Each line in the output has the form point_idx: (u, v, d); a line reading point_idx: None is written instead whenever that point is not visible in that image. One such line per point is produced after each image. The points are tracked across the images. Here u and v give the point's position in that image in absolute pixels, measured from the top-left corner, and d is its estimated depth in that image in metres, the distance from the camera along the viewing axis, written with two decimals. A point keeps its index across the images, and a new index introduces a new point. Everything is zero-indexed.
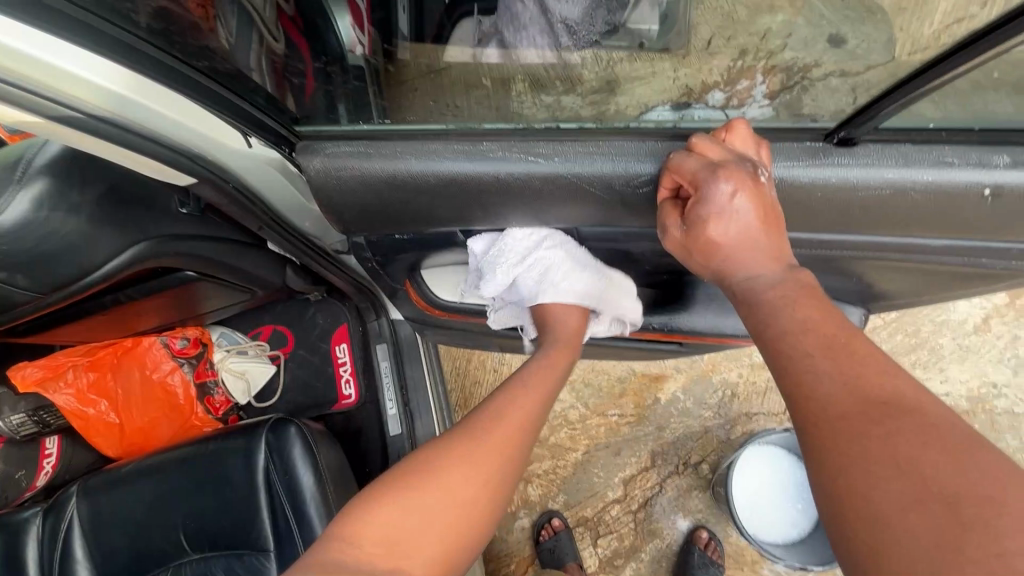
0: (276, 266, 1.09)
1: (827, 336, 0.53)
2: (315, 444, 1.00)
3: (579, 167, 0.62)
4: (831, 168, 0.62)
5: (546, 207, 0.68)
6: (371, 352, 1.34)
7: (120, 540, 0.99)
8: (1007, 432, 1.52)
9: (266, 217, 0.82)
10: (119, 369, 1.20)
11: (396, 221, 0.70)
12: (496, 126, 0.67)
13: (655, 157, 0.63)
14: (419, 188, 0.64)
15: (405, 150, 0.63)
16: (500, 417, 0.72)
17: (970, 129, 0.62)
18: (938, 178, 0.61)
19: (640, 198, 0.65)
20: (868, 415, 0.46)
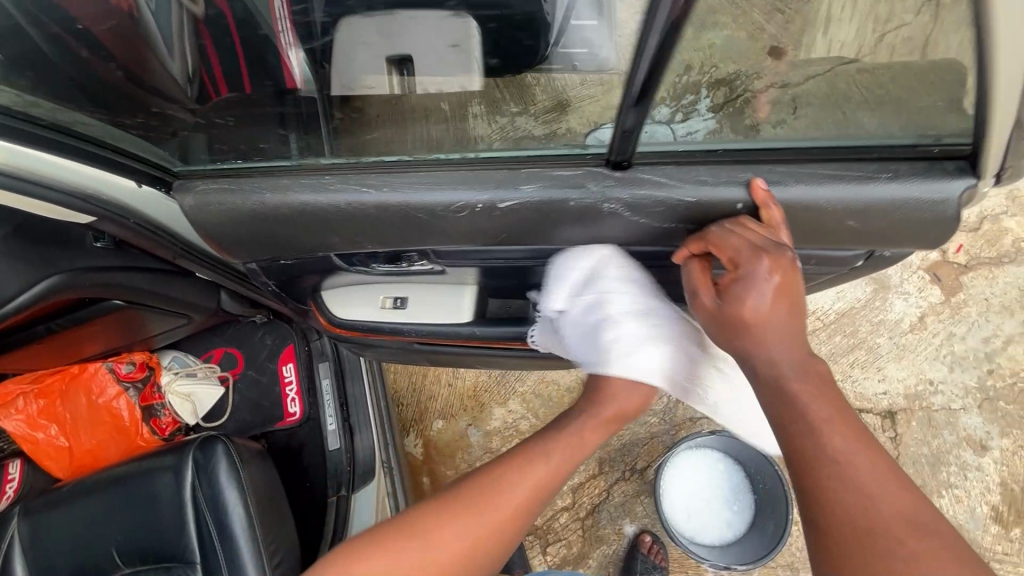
0: (206, 290, 1.16)
1: (851, 435, 0.61)
2: (240, 460, 1.05)
3: (406, 196, 0.67)
4: (601, 195, 0.67)
5: (393, 233, 0.71)
6: (314, 371, 1.41)
7: (58, 557, 1.04)
8: (946, 428, 1.54)
9: (177, 247, 0.89)
10: (67, 395, 1.27)
11: (270, 249, 0.76)
12: (334, 160, 0.71)
13: (464, 185, 0.66)
14: (278, 219, 0.70)
15: (261, 187, 0.68)
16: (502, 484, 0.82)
17: (712, 151, 0.67)
18: (698, 196, 0.67)
19: (463, 220, 0.69)
20: (908, 531, 0.56)
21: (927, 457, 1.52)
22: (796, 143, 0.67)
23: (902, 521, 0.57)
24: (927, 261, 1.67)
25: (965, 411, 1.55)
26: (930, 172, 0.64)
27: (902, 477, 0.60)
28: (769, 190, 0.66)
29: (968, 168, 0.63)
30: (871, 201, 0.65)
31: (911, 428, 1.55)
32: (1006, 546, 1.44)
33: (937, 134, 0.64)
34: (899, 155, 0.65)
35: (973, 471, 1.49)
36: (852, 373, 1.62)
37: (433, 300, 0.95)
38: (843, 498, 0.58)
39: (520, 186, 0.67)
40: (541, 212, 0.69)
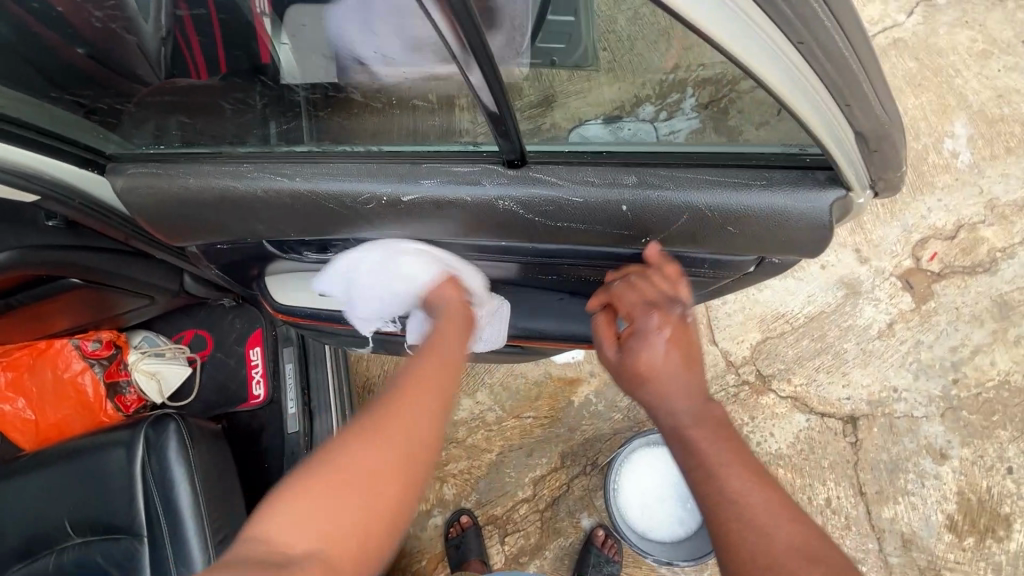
0: (168, 273, 1.19)
1: (747, 473, 0.68)
2: (190, 440, 1.08)
3: (315, 184, 0.67)
4: (494, 192, 0.66)
5: (307, 221, 0.72)
6: (279, 356, 1.44)
7: (13, 524, 1.08)
8: (906, 436, 1.54)
9: (127, 227, 0.92)
10: (34, 369, 1.30)
11: (200, 233, 0.78)
12: (251, 148, 0.72)
13: (365, 176, 0.67)
14: (201, 203, 0.71)
15: (185, 171, 0.70)
16: (403, 401, 0.67)
17: (597, 153, 0.67)
18: (584, 197, 0.66)
19: (371, 213, 0.70)
20: (803, 563, 0.60)
21: (886, 464, 1.52)
22: (712, 150, 0.66)
23: (802, 555, 0.61)
24: (901, 267, 1.66)
25: (927, 419, 1.55)
26: (802, 182, 0.64)
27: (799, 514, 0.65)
28: (652, 193, 0.65)
29: (837, 179, 0.63)
30: (750, 208, 0.65)
31: (872, 434, 1.55)
32: (959, 555, 1.44)
33: (801, 144, 0.63)
34: (774, 163, 0.65)
35: (930, 479, 1.49)
36: (817, 377, 1.62)
37: None
38: (750, 538, 0.63)
39: (421, 181, 0.67)
40: (440, 208, 0.69)
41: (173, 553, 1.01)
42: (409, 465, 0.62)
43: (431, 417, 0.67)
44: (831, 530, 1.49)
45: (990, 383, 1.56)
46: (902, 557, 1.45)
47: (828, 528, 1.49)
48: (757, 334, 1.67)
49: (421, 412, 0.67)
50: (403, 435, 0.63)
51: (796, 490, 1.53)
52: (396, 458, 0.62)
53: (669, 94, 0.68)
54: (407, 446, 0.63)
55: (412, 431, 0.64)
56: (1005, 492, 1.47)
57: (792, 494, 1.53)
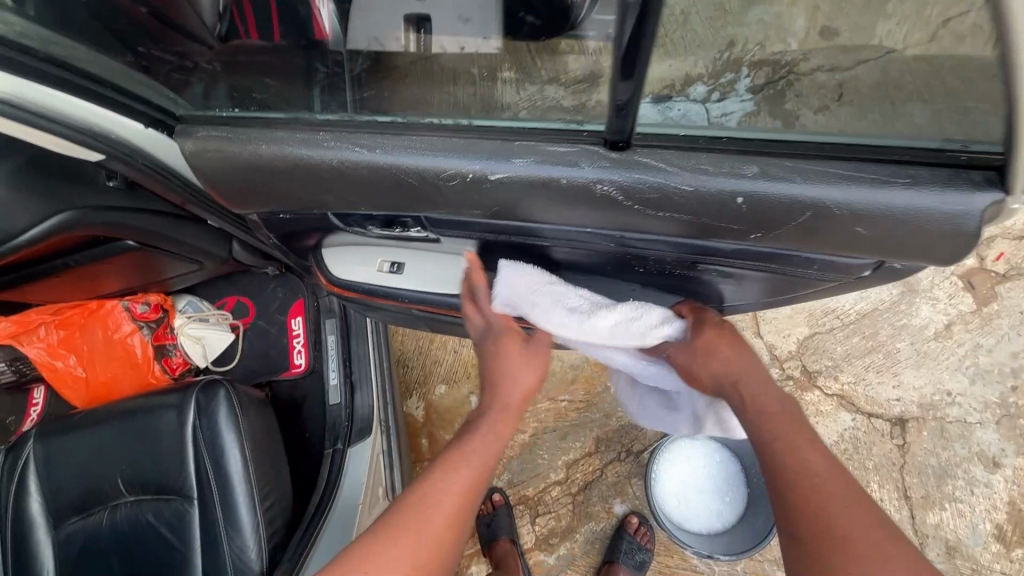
0: (219, 239, 1.19)
1: (801, 436, 0.83)
2: (239, 406, 1.09)
3: (398, 158, 0.64)
4: (594, 175, 0.61)
5: (384, 194, 0.69)
6: (321, 327, 1.44)
7: (68, 479, 1.10)
8: (957, 441, 1.48)
9: (187, 191, 0.90)
10: (85, 328, 1.32)
11: (266, 201, 0.75)
12: (328, 116, 0.69)
13: (453, 152, 0.63)
14: (273, 171, 0.69)
15: (263, 137, 0.67)
16: (423, 505, 0.82)
17: (704, 137, 0.61)
18: (698, 186, 0.61)
19: (452, 191, 0.66)
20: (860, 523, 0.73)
21: (934, 468, 1.47)
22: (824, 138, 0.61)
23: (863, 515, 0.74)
24: (962, 266, 1.59)
25: (981, 426, 1.49)
26: (953, 181, 0.58)
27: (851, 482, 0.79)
28: (772, 185, 0.60)
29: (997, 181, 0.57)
30: (897, 210, 0.59)
31: (921, 438, 1.50)
32: (1007, 566, 1.38)
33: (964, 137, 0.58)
34: (918, 159, 0.59)
35: (980, 487, 1.44)
36: (867, 377, 1.57)
37: (432, 267, 0.92)
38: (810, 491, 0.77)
39: (511, 160, 0.63)
40: (537, 187, 0.63)
41: (222, 517, 1.02)
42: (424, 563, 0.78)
43: (450, 515, 0.82)
44: None
45: None
46: (946, 564, 1.41)
47: None
48: (805, 329, 1.62)
49: (440, 512, 0.82)
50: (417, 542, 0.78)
51: None
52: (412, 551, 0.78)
53: (726, 72, 0.68)
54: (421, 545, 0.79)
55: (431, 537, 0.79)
56: None
57: None
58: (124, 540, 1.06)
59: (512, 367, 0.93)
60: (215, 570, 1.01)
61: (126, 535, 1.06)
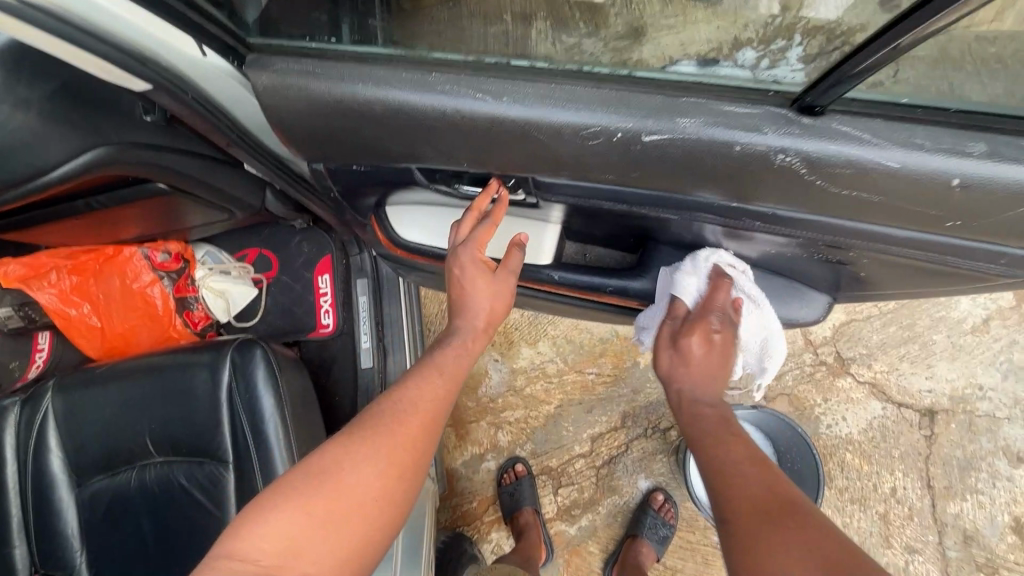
0: (252, 188, 1.08)
1: (720, 422, 0.80)
2: (277, 367, 1.02)
3: (526, 110, 0.59)
4: (779, 143, 0.57)
5: (512, 148, 0.63)
6: (351, 286, 1.35)
7: (92, 435, 1.03)
8: (984, 435, 1.49)
9: (233, 133, 0.80)
10: (101, 275, 1.23)
11: (353, 151, 0.69)
12: (448, 54, 0.61)
13: (607, 105, 0.58)
14: (366, 117, 0.62)
15: (391, 78, 0.60)
16: (393, 409, 0.71)
17: (885, 104, 0.56)
18: (909, 164, 0.56)
19: (591, 151, 0.61)
20: (759, 497, 0.67)
21: (959, 460, 1.48)
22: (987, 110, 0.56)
23: (765, 490, 0.68)
24: None
25: (1008, 421, 1.49)
26: None
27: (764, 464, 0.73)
28: (1006, 169, 0.56)
29: None
30: None
31: (949, 430, 1.50)
32: (1020, 556, 1.42)
33: None
34: None
35: (1002, 480, 1.46)
36: (900, 366, 1.55)
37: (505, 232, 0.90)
38: (724, 474, 0.73)
39: (677, 119, 0.58)
40: (709, 155, 0.59)
41: (261, 484, 0.96)
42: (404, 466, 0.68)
43: (427, 415, 0.72)
44: (892, 518, 1.48)
45: None
46: (961, 551, 1.44)
47: (890, 516, 1.48)
48: (841, 315, 1.59)
49: (415, 414, 0.71)
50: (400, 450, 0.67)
51: (863, 476, 1.51)
52: (390, 455, 0.67)
53: (776, 40, 0.59)
54: (400, 446, 0.68)
55: (409, 436, 0.69)
56: None
57: (857, 479, 1.51)
58: (154, 502, 1.01)
59: (475, 289, 0.79)
60: None
61: (156, 497, 1.01)
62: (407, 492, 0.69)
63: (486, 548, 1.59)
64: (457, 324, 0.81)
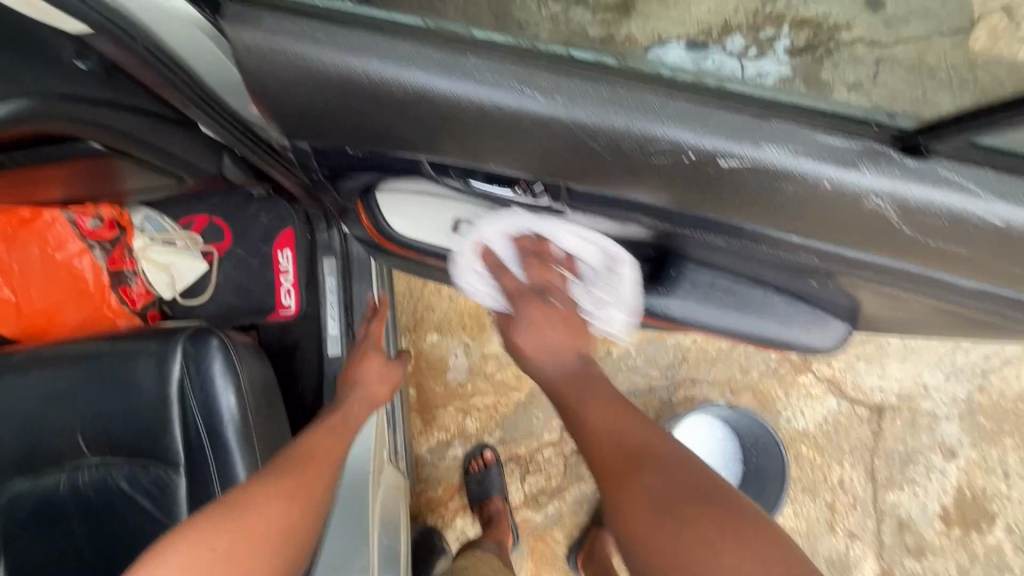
0: (207, 151, 0.93)
1: (581, 381, 0.78)
2: (237, 359, 0.91)
3: (585, 115, 0.51)
4: (871, 184, 0.52)
5: (561, 153, 0.55)
6: (316, 265, 1.23)
7: (9, 431, 0.89)
8: (924, 431, 1.59)
9: (193, 93, 0.67)
10: (14, 242, 1.07)
11: (362, 139, 0.59)
12: (489, 34, 0.51)
13: (683, 121, 0.51)
14: (383, 101, 0.52)
15: (418, 56, 0.49)
16: (299, 451, 0.77)
17: (999, 153, 0.52)
18: (1013, 223, 0.53)
19: (655, 166, 0.55)
20: (635, 461, 0.68)
21: (900, 454, 1.59)
22: None
23: (643, 452, 0.68)
24: None
25: (946, 420, 1.59)
26: None
27: (643, 422, 0.72)
28: None
29: None
30: None
31: (894, 426, 1.60)
32: (944, 542, 1.55)
33: None
34: None
35: (936, 473, 1.57)
36: (856, 365, 1.62)
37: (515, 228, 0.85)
38: (602, 436, 0.71)
39: (762, 145, 0.52)
40: (785, 184, 0.54)
41: (218, 491, 0.86)
42: (305, 497, 0.71)
43: (324, 458, 0.78)
44: (838, 507, 1.57)
45: (1012, 395, 1.59)
46: (894, 537, 1.56)
47: (836, 505, 1.57)
48: None
49: (317, 455, 0.77)
50: (301, 480, 0.72)
51: (814, 467, 1.59)
52: (291, 489, 0.70)
53: (764, 28, 0.57)
54: (303, 482, 0.72)
55: (310, 471, 0.74)
56: (997, 492, 1.56)
57: (809, 470, 1.59)
58: (90, 507, 0.89)
59: (369, 373, 0.98)
60: None
61: (90, 503, 0.89)
62: (310, 522, 0.70)
63: (450, 534, 1.57)
64: (353, 391, 0.95)
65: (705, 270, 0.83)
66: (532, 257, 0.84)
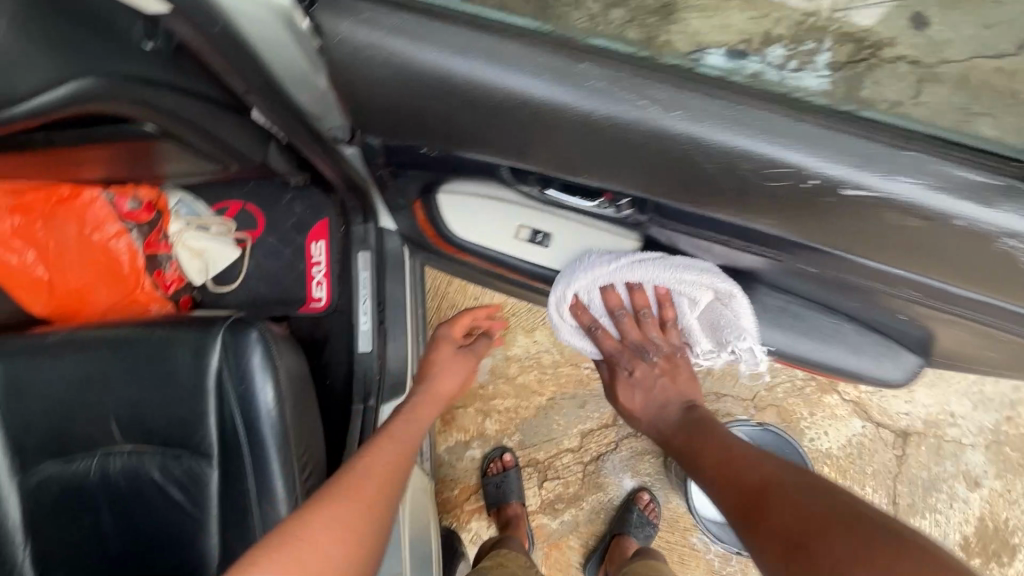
0: (255, 139, 0.91)
1: (719, 440, 0.84)
2: (277, 353, 0.89)
3: (705, 133, 0.49)
4: (1012, 226, 0.48)
5: (668, 167, 0.54)
6: (349, 258, 1.18)
7: (41, 413, 0.87)
8: (948, 459, 1.57)
9: (256, 82, 0.66)
10: (51, 219, 1.05)
11: (454, 139, 0.57)
12: (606, 43, 0.49)
13: (808, 145, 0.48)
14: (485, 105, 0.51)
15: (525, 61, 0.48)
16: (353, 477, 0.72)
17: None
18: None
19: (767, 189, 0.53)
20: (774, 489, 0.70)
21: (923, 481, 1.56)
22: None
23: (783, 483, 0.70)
24: None
25: (971, 448, 1.57)
26: None
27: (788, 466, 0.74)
28: None
29: None
30: None
31: (919, 453, 1.57)
32: None
33: None
34: None
35: (959, 502, 1.55)
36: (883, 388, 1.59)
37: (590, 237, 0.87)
38: (742, 473, 0.75)
39: (894, 176, 0.48)
40: (898, 215, 0.51)
41: (254, 486, 0.85)
42: (366, 526, 0.65)
43: (377, 482, 0.73)
44: None
45: None
46: None
47: None
48: None
49: (373, 479, 0.73)
50: (359, 508, 0.67)
51: None
52: (353, 518, 0.65)
53: (806, 40, 0.49)
54: (361, 512, 0.66)
55: (366, 497, 0.69)
56: (1020, 525, 1.54)
57: None
58: (119, 496, 0.87)
59: (446, 363, 1.04)
60: (241, 543, 0.85)
61: (121, 491, 0.87)
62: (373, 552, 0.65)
63: (463, 536, 1.55)
64: (416, 396, 0.98)
65: (781, 294, 0.86)
66: (624, 315, 0.94)
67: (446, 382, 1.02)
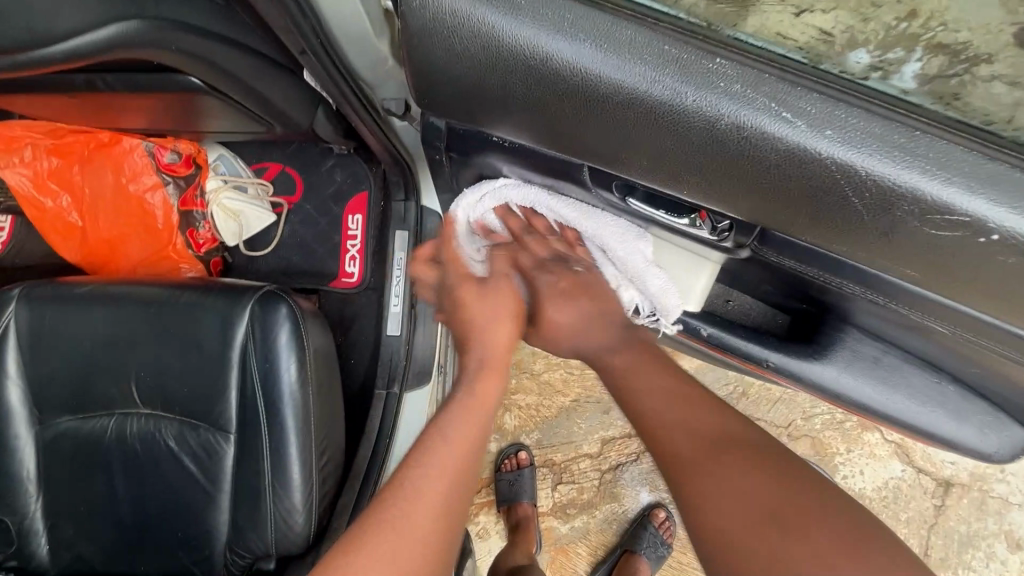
0: (302, 103, 0.85)
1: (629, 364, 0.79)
2: (306, 331, 0.84)
3: (866, 162, 0.42)
4: None
5: (807, 197, 0.46)
6: (385, 235, 1.12)
7: (63, 366, 0.85)
8: (990, 516, 1.41)
9: (313, 44, 0.59)
10: (89, 164, 1.06)
11: (552, 126, 0.51)
12: (756, 40, 0.42)
13: (996, 192, 0.40)
14: (590, 94, 0.45)
15: (642, 48, 0.42)
16: (433, 462, 0.67)
17: None
18: None
19: (927, 238, 0.45)
20: (702, 444, 0.69)
21: (960, 535, 1.42)
22: None
23: (707, 436, 0.70)
24: None
25: (1018, 507, 1.41)
26: None
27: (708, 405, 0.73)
28: None
29: None
30: None
31: (959, 505, 1.42)
32: None
33: None
34: None
35: (995, 562, 1.40)
36: None
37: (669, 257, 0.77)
38: (664, 423, 0.73)
39: None
40: None
41: (269, 467, 0.82)
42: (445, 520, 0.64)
43: (460, 459, 0.68)
44: None
45: None
46: None
47: None
48: None
49: (455, 460, 0.67)
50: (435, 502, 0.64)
51: None
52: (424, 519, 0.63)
53: (894, 48, 0.41)
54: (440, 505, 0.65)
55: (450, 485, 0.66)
56: None
57: None
58: (134, 460, 0.85)
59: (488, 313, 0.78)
60: (251, 526, 0.82)
61: (136, 456, 0.85)
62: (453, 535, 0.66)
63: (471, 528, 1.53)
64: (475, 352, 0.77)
65: (860, 333, 0.77)
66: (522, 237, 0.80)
67: (497, 349, 0.77)
